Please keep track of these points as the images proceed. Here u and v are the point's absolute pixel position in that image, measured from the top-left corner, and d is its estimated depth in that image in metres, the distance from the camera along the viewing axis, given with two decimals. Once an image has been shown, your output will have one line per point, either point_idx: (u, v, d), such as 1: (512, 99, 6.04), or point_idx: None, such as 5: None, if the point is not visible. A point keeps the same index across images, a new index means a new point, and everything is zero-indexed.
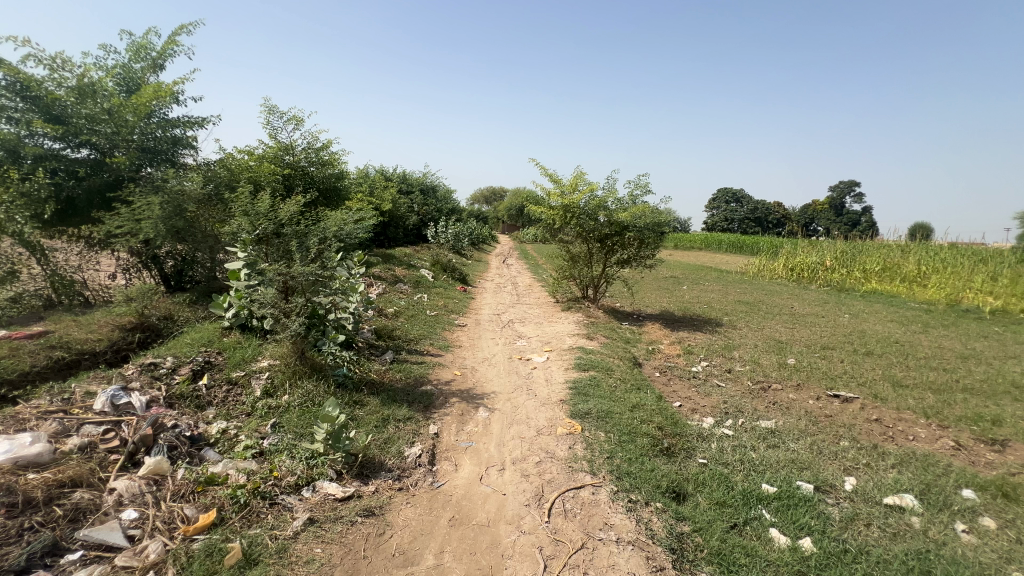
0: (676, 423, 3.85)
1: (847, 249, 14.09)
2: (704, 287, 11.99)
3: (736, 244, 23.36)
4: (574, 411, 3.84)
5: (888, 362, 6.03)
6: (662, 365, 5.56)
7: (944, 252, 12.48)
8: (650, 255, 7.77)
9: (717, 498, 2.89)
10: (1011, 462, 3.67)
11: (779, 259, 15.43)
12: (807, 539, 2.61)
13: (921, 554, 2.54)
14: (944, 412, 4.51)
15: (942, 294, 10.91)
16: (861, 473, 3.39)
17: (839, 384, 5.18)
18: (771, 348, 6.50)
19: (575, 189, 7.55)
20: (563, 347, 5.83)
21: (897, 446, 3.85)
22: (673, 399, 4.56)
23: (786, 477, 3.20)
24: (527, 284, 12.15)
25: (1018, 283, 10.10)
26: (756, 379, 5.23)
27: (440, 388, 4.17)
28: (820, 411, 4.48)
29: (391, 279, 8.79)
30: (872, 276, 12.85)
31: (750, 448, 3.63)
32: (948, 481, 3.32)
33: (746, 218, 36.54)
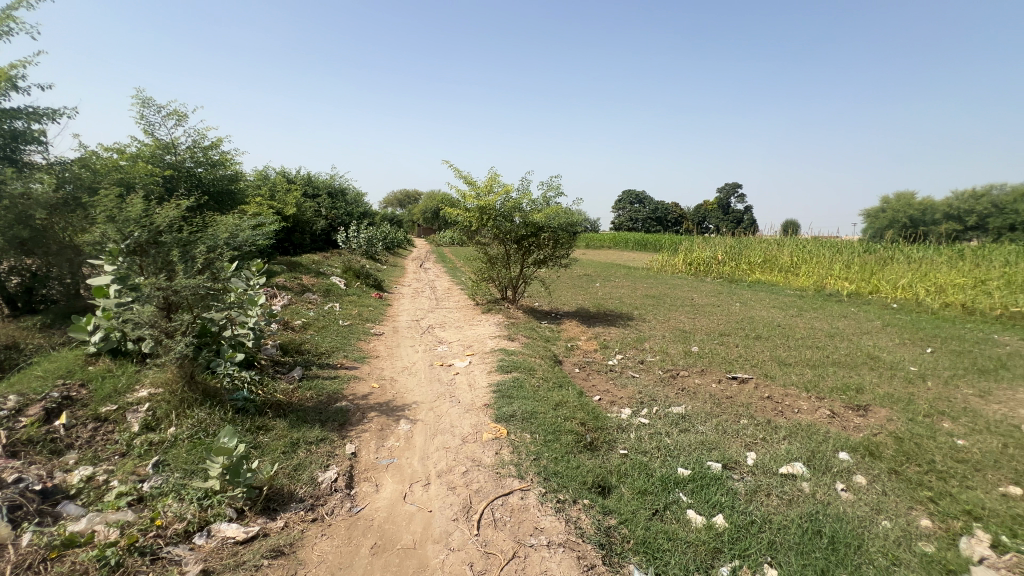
0: (597, 417, 3.97)
1: (734, 244, 15.64)
2: (615, 283, 12.62)
3: (641, 242, 25.03)
4: (499, 414, 3.81)
5: (773, 343, 6.76)
6: (581, 361, 5.73)
7: (810, 244, 14.37)
8: (565, 255, 8.00)
9: (639, 486, 3.00)
10: (872, 423, 4.27)
11: (679, 254, 16.74)
12: (720, 516, 2.79)
13: (813, 516, 2.83)
14: (820, 385, 5.12)
15: (811, 282, 12.52)
16: (759, 447, 3.72)
17: (736, 366, 5.69)
18: (677, 338, 6.98)
19: (491, 191, 7.56)
20: (484, 350, 5.78)
21: (785, 419, 4.30)
22: (592, 393, 4.70)
23: (698, 459, 3.41)
24: (446, 288, 11.99)
25: (865, 269, 11.91)
26: (665, 368, 5.58)
27: (356, 402, 3.91)
28: (722, 393, 4.88)
29: (298, 288, 8.16)
30: (755, 267, 14.44)
31: (665, 434, 3.83)
32: (828, 445, 3.76)
33: (649, 218, 39.36)
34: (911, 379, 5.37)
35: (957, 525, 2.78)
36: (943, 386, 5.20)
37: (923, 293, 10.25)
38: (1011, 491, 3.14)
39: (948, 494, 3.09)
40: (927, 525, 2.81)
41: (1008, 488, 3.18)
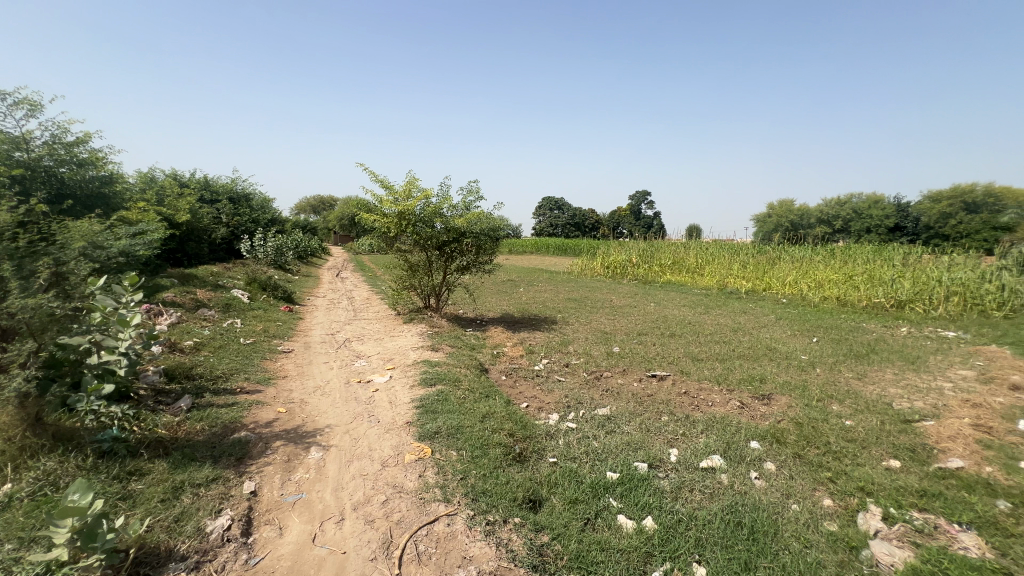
0: (525, 426, 3.87)
1: (647, 247, 16.53)
2: (538, 288, 12.77)
3: (561, 247, 25.77)
4: (422, 432, 3.57)
5: (686, 340, 7.16)
6: (507, 368, 5.62)
7: (712, 246, 15.62)
8: (488, 260, 7.90)
9: (570, 496, 2.93)
10: (776, 411, 4.59)
11: (597, 258, 17.40)
12: (649, 518, 2.79)
13: (733, 507, 2.92)
14: (729, 378, 5.46)
15: (715, 281, 13.55)
16: (680, 443, 3.83)
17: (655, 365, 5.90)
18: (599, 339, 7.14)
19: (409, 196, 7.26)
20: (406, 362, 5.47)
21: (702, 413, 4.50)
22: (520, 401, 4.60)
23: (625, 461, 3.43)
24: (365, 298, 11.39)
25: (759, 268, 13.16)
26: (590, 370, 5.65)
27: (258, 431, 3.46)
28: (643, 391, 5.02)
29: (190, 304, 7.25)
30: (666, 269, 15.40)
31: (592, 437, 3.82)
32: (740, 436, 3.97)
33: (568, 224, 40.73)
34: (804, 367, 5.91)
35: (854, 502, 3.01)
36: (829, 371, 5.77)
37: (807, 289, 11.49)
38: (892, 464, 3.49)
39: (843, 473, 3.36)
40: (829, 504, 3.01)
41: (889, 462, 3.53)
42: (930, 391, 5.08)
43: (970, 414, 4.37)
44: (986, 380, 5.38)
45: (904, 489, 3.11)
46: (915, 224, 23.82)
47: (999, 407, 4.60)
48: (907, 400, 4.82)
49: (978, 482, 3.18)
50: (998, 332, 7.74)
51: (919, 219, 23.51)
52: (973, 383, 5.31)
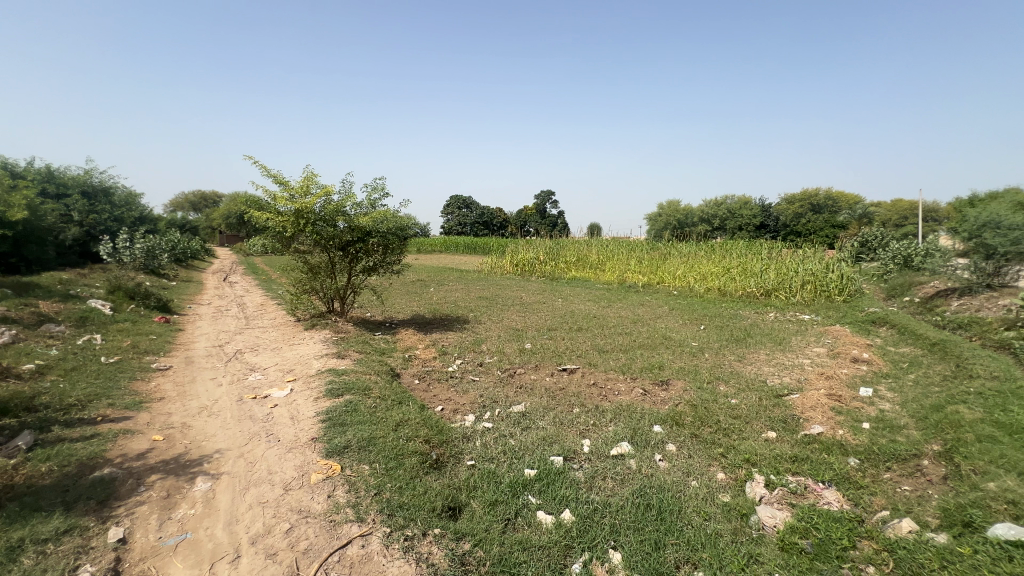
0: (441, 430, 3.77)
1: (553, 245, 17.08)
2: (449, 287, 12.61)
3: (470, 246, 25.75)
4: (330, 447, 3.32)
5: (592, 333, 7.52)
6: (419, 372, 5.45)
7: (612, 243, 16.62)
8: (396, 261, 7.62)
9: (490, 498, 2.90)
10: (674, 395, 4.98)
11: (506, 255, 17.64)
12: (567, 510, 2.86)
13: (642, 489, 3.10)
14: (632, 367, 5.82)
15: (615, 277, 14.42)
16: (591, 433, 3.99)
17: (565, 359, 6.11)
18: (511, 336, 7.22)
19: (307, 192, 6.73)
20: (309, 372, 5.06)
21: (610, 402, 4.73)
22: (434, 404, 4.48)
23: (542, 456, 3.48)
24: (259, 304, 10.40)
25: (653, 263, 14.27)
26: (504, 368, 5.68)
27: (128, 466, 2.97)
28: (556, 385, 5.16)
29: (31, 319, 6.05)
30: (571, 265, 16.08)
31: (509, 435, 3.84)
32: (645, 421, 4.23)
33: (476, 222, 40.87)
34: (695, 353, 6.51)
35: (742, 473, 3.35)
36: (716, 355, 6.41)
37: (694, 281, 12.68)
38: (770, 436, 3.94)
39: (732, 448, 3.72)
40: (722, 478, 3.32)
41: (768, 433, 3.98)
42: (794, 368, 5.86)
43: (825, 385, 5.11)
44: (834, 355, 6.34)
45: (780, 456, 3.53)
46: (776, 223, 27.46)
47: (845, 377, 5.43)
48: (777, 377, 5.51)
49: (835, 444, 3.71)
50: (841, 314, 9.18)
51: (779, 218, 27.14)
52: (825, 358, 6.23)
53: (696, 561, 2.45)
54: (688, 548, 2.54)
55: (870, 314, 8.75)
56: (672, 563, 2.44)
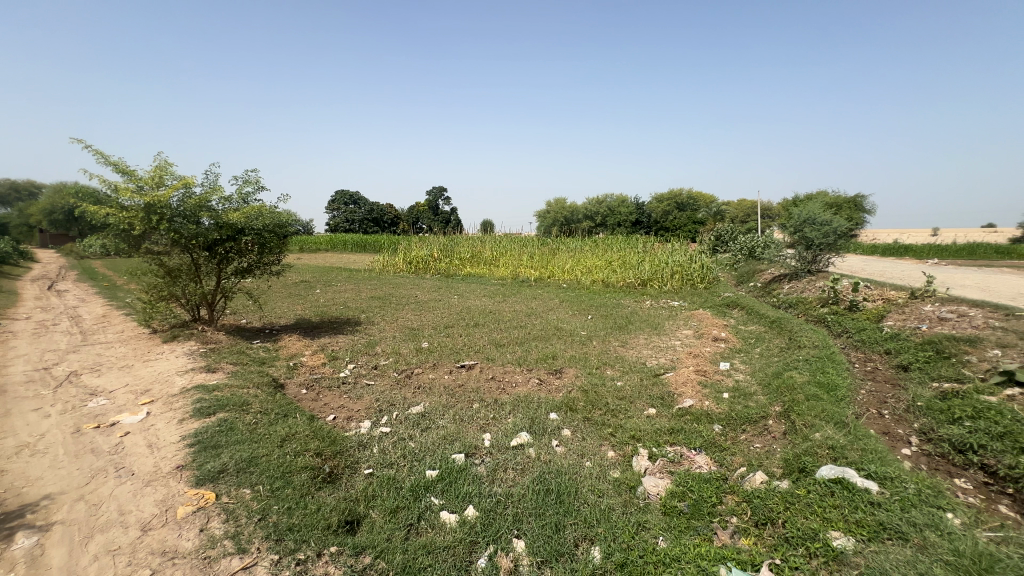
0: (334, 441, 3.53)
1: (446, 241, 16.93)
2: (337, 288, 11.87)
3: (359, 244, 24.46)
4: (200, 474, 2.92)
5: (489, 329, 7.61)
6: (307, 380, 5.04)
7: (505, 239, 16.97)
8: (275, 261, 6.94)
9: (390, 506, 2.80)
10: (567, 382, 5.24)
11: (398, 253, 17.06)
12: (470, 506, 2.85)
13: (542, 475, 3.21)
14: (528, 359, 6.01)
15: (509, 272, 14.77)
16: (492, 426, 4.03)
17: (463, 355, 6.10)
18: (407, 336, 7.02)
19: (160, 184, 5.83)
20: (170, 392, 4.40)
21: (508, 394, 4.83)
22: (325, 414, 4.17)
23: (443, 455, 3.43)
24: (99, 315, 8.77)
25: (544, 258, 14.88)
26: (400, 369, 5.50)
27: None
28: (454, 383, 5.13)
29: None
30: (466, 262, 16.11)
31: (409, 438, 3.72)
32: (542, 410, 4.39)
33: (365, 219, 38.99)
34: (584, 341, 6.93)
35: (629, 449, 3.64)
36: (602, 343, 6.89)
37: (581, 274, 13.49)
38: (651, 412, 4.34)
39: (620, 427, 4.03)
40: (612, 456, 3.58)
41: (649, 410, 4.38)
42: (668, 349, 6.53)
43: (694, 363, 5.77)
44: (700, 336, 7.19)
45: (660, 430, 3.91)
46: (649, 219, 30.34)
47: (709, 355, 6.19)
48: (655, 359, 6.10)
49: (703, 414, 4.21)
50: (703, 299, 10.45)
51: (651, 215, 30.02)
52: (692, 339, 7.04)
53: (593, 536, 2.61)
54: (585, 525, 2.70)
55: (725, 298, 10.08)
56: (572, 542, 2.57)
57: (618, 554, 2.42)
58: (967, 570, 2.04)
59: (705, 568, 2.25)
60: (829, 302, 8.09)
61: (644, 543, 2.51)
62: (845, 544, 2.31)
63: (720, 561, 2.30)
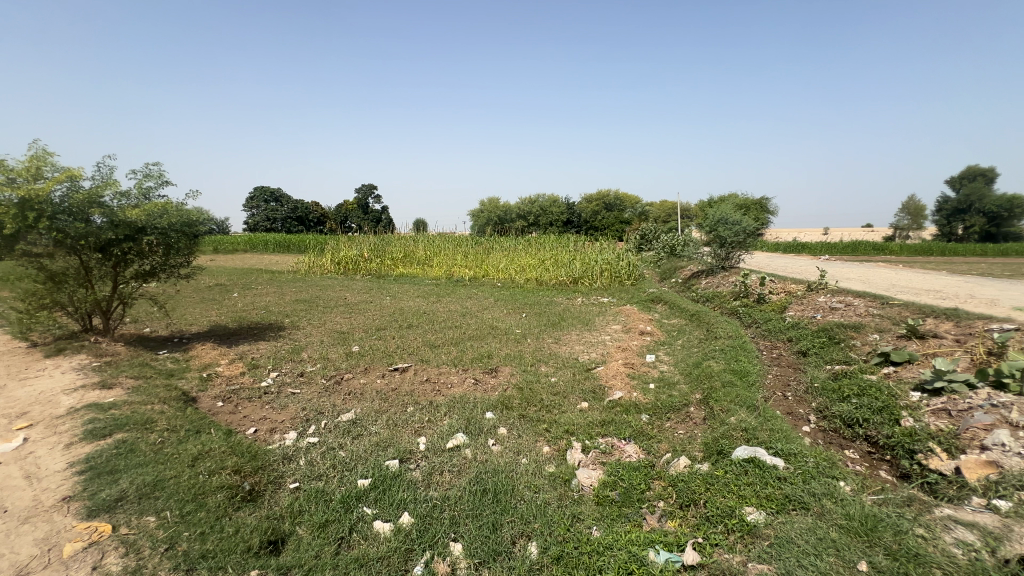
0: (255, 456, 3.28)
1: (377, 240, 16.35)
2: (257, 291, 11.06)
3: (282, 244, 23.00)
4: (93, 505, 2.59)
5: (423, 329, 7.46)
6: (223, 391, 4.64)
7: (438, 238, 16.72)
8: (184, 263, 6.31)
9: (318, 521, 2.66)
10: (503, 380, 5.26)
11: (325, 253, 16.24)
12: (404, 513, 2.77)
13: (479, 475, 3.18)
14: (463, 359, 5.96)
15: (443, 272, 14.58)
16: (427, 429, 3.94)
17: (396, 358, 5.92)
18: (336, 340, 6.70)
19: (38, 177, 5.09)
20: (55, 413, 3.86)
21: (443, 396, 4.76)
22: (244, 427, 3.86)
23: (376, 463, 3.30)
24: None
25: (478, 257, 14.86)
26: (329, 375, 5.23)
27: None
28: (387, 387, 4.97)
29: None
30: (398, 262, 15.69)
31: (339, 447, 3.55)
32: (478, 409, 4.37)
33: (288, 217, 36.77)
34: (519, 339, 7.00)
35: (564, 443, 3.73)
36: (537, 340, 7.00)
37: (514, 273, 13.62)
38: (584, 406, 4.48)
39: (555, 422, 4.11)
40: (548, 451, 3.64)
41: (582, 404, 4.52)
42: (599, 344, 6.77)
43: (623, 356, 6.03)
44: (628, 330, 7.53)
45: (592, 423, 4.04)
46: (579, 219, 31.29)
47: (636, 348, 6.50)
48: (587, 354, 6.29)
49: (632, 405, 4.41)
50: (630, 295, 10.95)
51: (581, 214, 31.00)
52: (622, 333, 7.35)
53: (529, 532, 2.64)
54: (522, 522, 2.72)
55: (650, 294, 10.64)
56: (509, 540, 2.58)
57: (554, 547, 2.47)
58: (856, 531, 2.30)
59: (635, 553, 2.35)
60: (740, 295, 8.80)
61: (579, 534, 2.57)
62: (758, 518, 2.52)
63: (649, 545, 2.41)
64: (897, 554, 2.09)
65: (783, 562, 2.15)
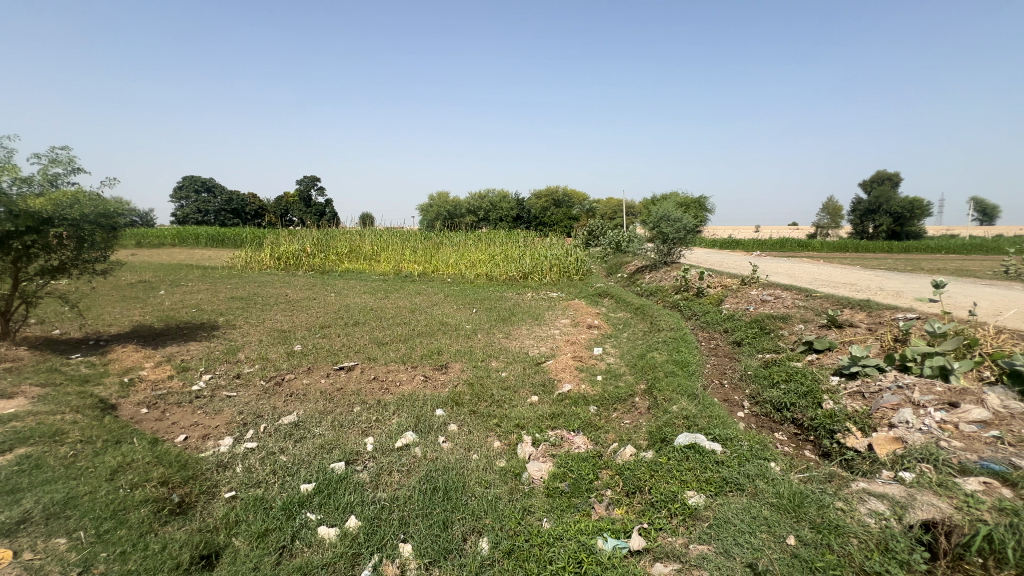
0: (185, 465, 3.05)
1: (321, 234, 15.66)
2: (186, 288, 10.27)
3: (216, 238, 21.51)
4: None
5: (370, 327, 7.24)
6: (147, 397, 4.27)
7: (385, 232, 16.26)
8: (100, 258, 5.73)
9: (256, 530, 2.52)
10: (453, 376, 5.21)
11: (263, 248, 15.32)
12: (351, 517, 2.68)
13: (430, 474, 3.12)
14: (413, 356, 5.84)
15: (391, 267, 14.21)
16: (374, 429, 3.83)
17: (341, 356, 5.70)
18: (276, 339, 6.36)
19: None
20: None
21: (391, 394, 4.64)
22: (173, 434, 3.58)
23: (320, 466, 3.17)
24: None
25: (427, 252, 14.60)
26: (268, 376, 4.96)
27: None
28: (332, 386, 4.78)
29: None
30: (343, 257, 15.12)
31: (279, 451, 3.37)
32: (427, 406, 4.30)
33: (222, 210, 34.45)
34: (469, 335, 6.96)
35: (514, 438, 3.74)
36: (487, 335, 6.98)
37: (465, 269, 13.52)
38: (534, 400, 4.52)
39: (505, 417, 4.12)
40: (498, 445, 3.64)
41: (532, 398, 4.56)
42: (549, 338, 6.86)
43: (572, 350, 6.14)
44: (576, 324, 7.68)
45: (542, 416, 4.09)
46: (529, 214, 31.50)
47: (585, 342, 6.64)
48: (537, 348, 6.35)
49: (580, 397, 4.50)
50: (578, 290, 11.16)
51: (531, 210, 31.23)
52: (570, 327, 7.48)
53: (480, 528, 2.63)
54: (473, 518, 2.70)
55: (598, 288, 10.91)
56: (460, 537, 2.56)
57: (505, 542, 2.47)
58: (784, 509, 2.47)
59: (585, 542, 2.40)
60: (681, 289, 9.21)
61: (529, 527, 2.60)
62: (698, 501, 2.65)
63: (598, 534, 2.48)
64: (820, 527, 2.26)
65: (722, 542, 2.28)
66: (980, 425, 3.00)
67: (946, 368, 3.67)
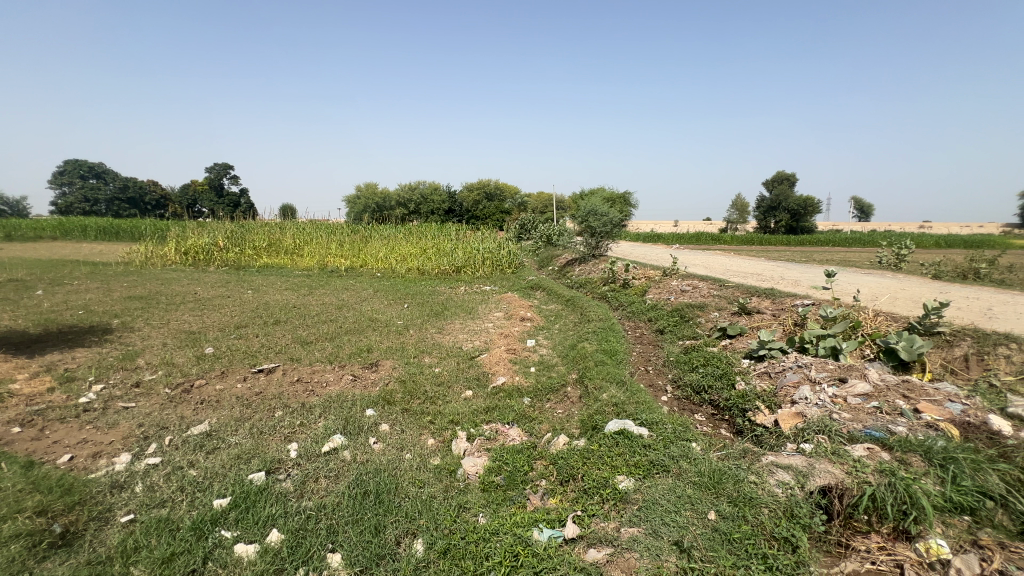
0: (69, 490, 2.66)
1: (234, 227, 14.45)
2: (72, 287, 9.02)
3: (109, 231, 19.06)
4: None
5: (293, 325, 6.79)
6: (20, 414, 3.68)
7: (309, 226, 15.35)
8: None
9: (160, 556, 2.26)
10: (384, 375, 5.02)
11: (167, 241, 13.77)
12: (272, 532, 2.48)
13: (360, 479, 2.97)
14: (340, 355, 5.56)
15: (316, 262, 13.45)
16: (298, 434, 3.59)
17: (260, 358, 5.29)
18: (183, 342, 5.78)
19: None
20: None
21: (317, 396, 4.38)
22: (57, 454, 3.13)
23: (236, 479, 2.90)
24: None
25: (355, 247, 13.95)
26: (174, 383, 4.48)
27: None
28: (250, 391, 4.43)
29: None
30: (261, 251, 14.05)
31: (188, 465, 3.06)
32: (356, 407, 4.10)
33: (116, 198, 30.66)
34: (400, 331, 6.75)
35: (448, 434, 3.68)
36: (419, 331, 6.82)
37: (395, 263, 13.11)
38: (468, 394, 4.48)
39: (439, 414, 4.04)
40: (432, 443, 3.56)
41: (466, 393, 4.52)
42: (482, 332, 6.83)
43: (505, 343, 6.16)
44: (510, 317, 7.72)
45: (476, 411, 4.06)
46: (461, 207, 31.11)
47: (517, 334, 6.70)
48: (471, 342, 6.30)
49: (514, 390, 4.53)
50: (511, 283, 11.25)
51: (463, 203, 30.89)
52: (504, 320, 7.50)
53: (415, 529, 2.55)
54: (407, 520, 2.62)
55: (530, 281, 11.05)
56: (393, 541, 2.47)
57: (441, 541, 2.42)
58: (705, 486, 2.64)
59: (521, 534, 2.41)
60: (609, 281, 9.57)
61: (465, 524, 2.56)
62: (628, 485, 2.76)
63: (533, 525, 2.50)
64: (736, 501, 2.44)
65: (650, 523, 2.38)
66: (863, 397, 3.40)
67: (836, 348, 4.13)
